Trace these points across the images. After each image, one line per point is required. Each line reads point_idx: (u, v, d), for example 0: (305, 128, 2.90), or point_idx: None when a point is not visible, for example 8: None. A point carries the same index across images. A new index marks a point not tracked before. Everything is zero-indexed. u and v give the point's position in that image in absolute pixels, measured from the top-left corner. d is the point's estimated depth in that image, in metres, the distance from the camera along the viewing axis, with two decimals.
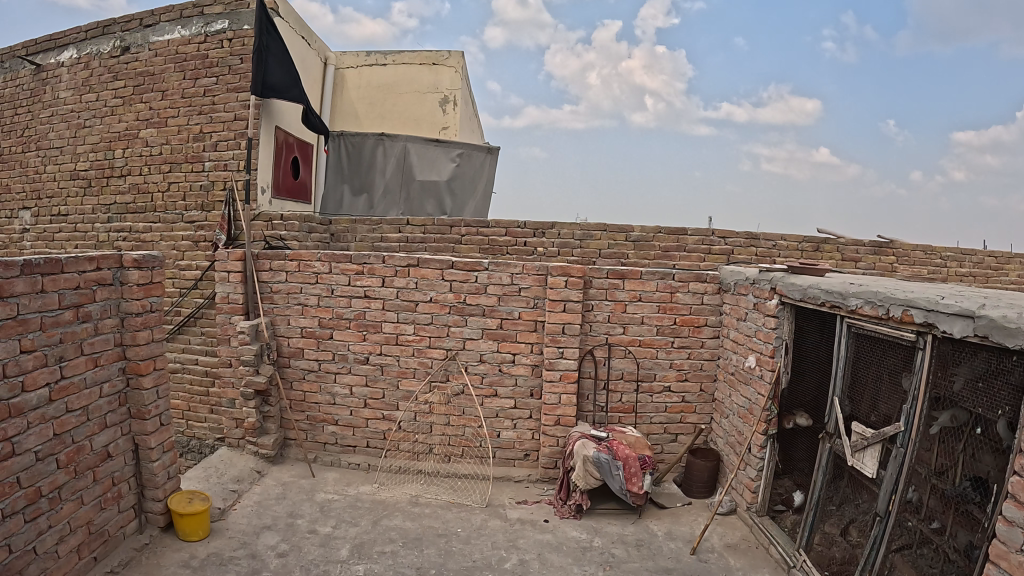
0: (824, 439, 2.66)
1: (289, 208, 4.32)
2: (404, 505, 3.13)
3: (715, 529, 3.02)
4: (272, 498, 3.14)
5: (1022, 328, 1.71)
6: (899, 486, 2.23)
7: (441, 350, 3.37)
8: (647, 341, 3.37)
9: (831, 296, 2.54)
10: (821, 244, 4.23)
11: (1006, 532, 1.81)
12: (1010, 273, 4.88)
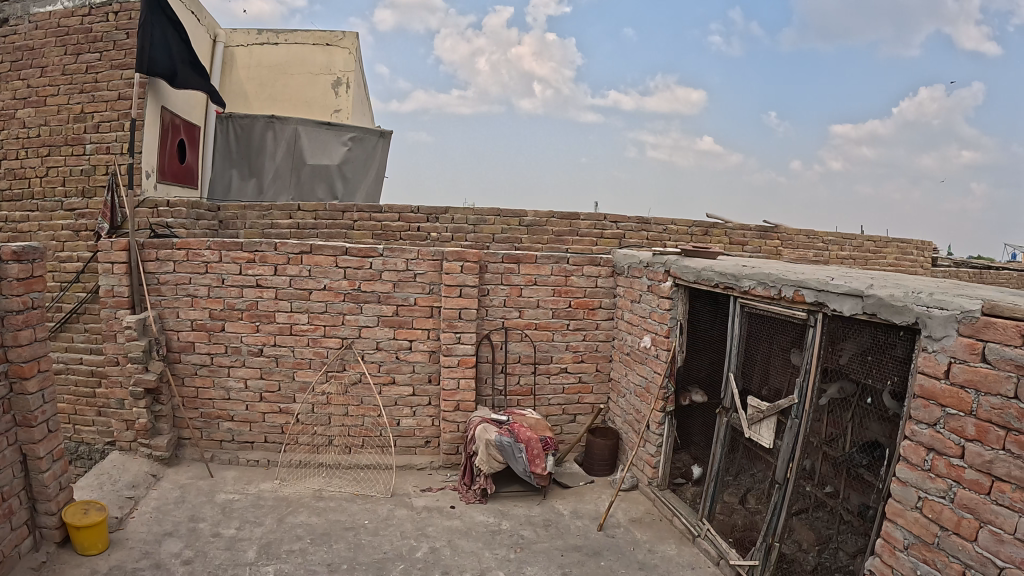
0: (721, 414, 2.74)
1: (175, 193, 4.12)
2: (308, 500, 3.05)
3: (620, 505, 3.08)
4: (171, 503, 3.00)
5: (908, 306, 1.84)
6: (794, 454, 2.31)
7: (337, 339, 3.30)
8: (543, 324, 3.41)
9: (724, 278, 2.62)
10: (710, 229, 4.39)
11: (900, 491, 1.92)
12: (887, 256, 5.21)
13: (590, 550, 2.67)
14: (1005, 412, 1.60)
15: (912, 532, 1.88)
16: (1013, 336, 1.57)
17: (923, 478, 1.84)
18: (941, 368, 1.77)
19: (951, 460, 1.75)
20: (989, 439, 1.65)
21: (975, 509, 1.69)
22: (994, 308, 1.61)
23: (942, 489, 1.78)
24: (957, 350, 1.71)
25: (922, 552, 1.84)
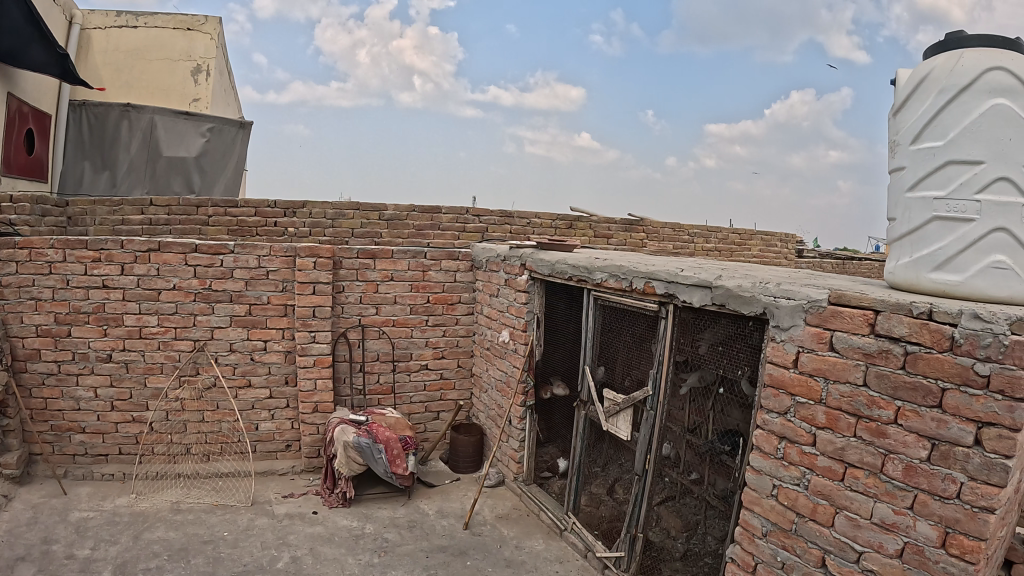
0: (580, 407, 2.80)
1: (22, 187, 3.81)
2: (166, 513, 2.87)
3: (485, 503, 3.08)
4: (22, 524, 2.73)
5: (755, 296, 1.91)
6: (652, 443, 2.37)
7: (188, 341, 3.15)
8: (401, 320, 3.40)
9: (578, 270, 2.67)
10: (575, 223, 4.65)
11: (756, 480, 1.97)
12: (751, 248, 6.14)
13: (460, 550, 2.63)
14: (854, 400, 1.66)
15: (770, 518, 1.93)
16: (860, 325, 1.63)
17: (778, 465, 1.89)
18: (790, 358, 1.83)
19: (805, 449, 1.81)
20: (840, 426, 1.70)
21: (829, 495, 1.74)
22: (839, 298, 1.68)
23: (796, 477, 1.83)
24: (805, 341, 1.77)
25: (781, 539, 1.89)
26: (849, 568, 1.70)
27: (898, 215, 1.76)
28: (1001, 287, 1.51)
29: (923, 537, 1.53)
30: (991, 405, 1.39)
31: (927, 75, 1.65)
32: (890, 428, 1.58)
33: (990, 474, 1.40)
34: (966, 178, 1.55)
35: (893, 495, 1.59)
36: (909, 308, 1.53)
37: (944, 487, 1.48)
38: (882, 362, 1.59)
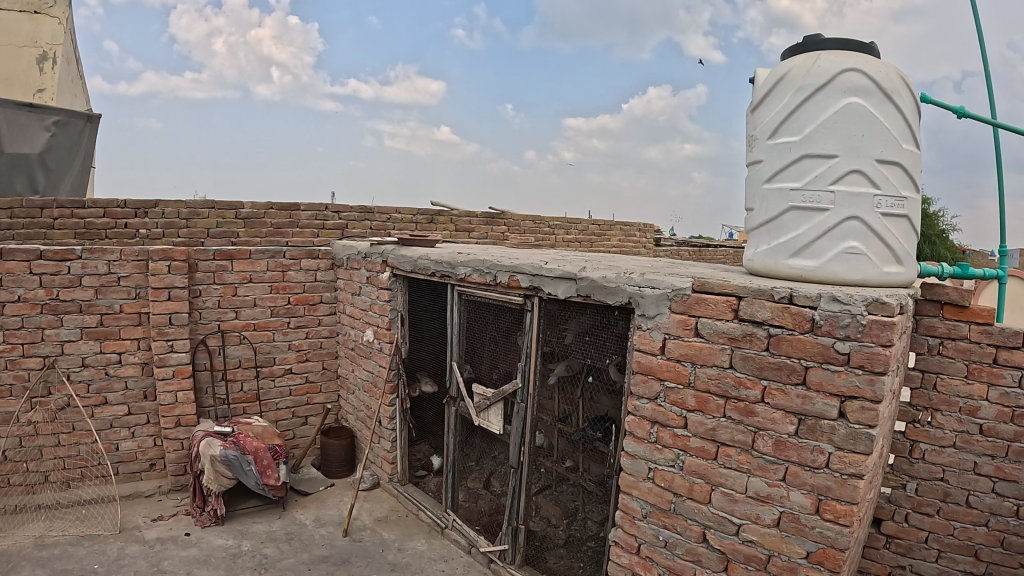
0: (449, 403, 3.22)
1: None
2: (28, 550, 2.74)
3: (364, 506, 3.57)
4: None
5: (620, 287, 2.24)
6: (525, 435, 2.74)
7: (38, 359, 3.26)
8: (265, 324, 4.03)
9: (442, 265, 3.13)
10: (438, 217, 5.85)
11: (631, 465, 2.26)
12: (611, 239, 8.16)
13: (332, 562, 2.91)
14: (722, 381, 1.97)
15: (649, 500, 2.22)
16: (724, 311, 1.95)
17: (651, 449, 2.19)
18: (657, 345, 2.14)
19: (676, 432, 2.11)
20: (710, 408, 2.01)
21: (704, 473, 2.04)
22: (703, 287, 2.00)
23: (671, 459, 2.13)
24: (672, 328, 2.09)
25: (661, 519, 2.18)
26: (729, 540, 2.00)
27: (756, 205, 2.12)
28: (849, 265, 1.91)
29: (798, 505, 1.85)
30: (853, 380, 1.72)
31: (787, 75, 2.00)
32: (759, 407, 1.90)
33: (855, 443, 1.73)
34: (823, 170, 1.91)
35: (765, 469, 1.90)
36: (771, 293, 1.85)
37: (814, 458, 1.80)
38: (747, 345, 1.91)
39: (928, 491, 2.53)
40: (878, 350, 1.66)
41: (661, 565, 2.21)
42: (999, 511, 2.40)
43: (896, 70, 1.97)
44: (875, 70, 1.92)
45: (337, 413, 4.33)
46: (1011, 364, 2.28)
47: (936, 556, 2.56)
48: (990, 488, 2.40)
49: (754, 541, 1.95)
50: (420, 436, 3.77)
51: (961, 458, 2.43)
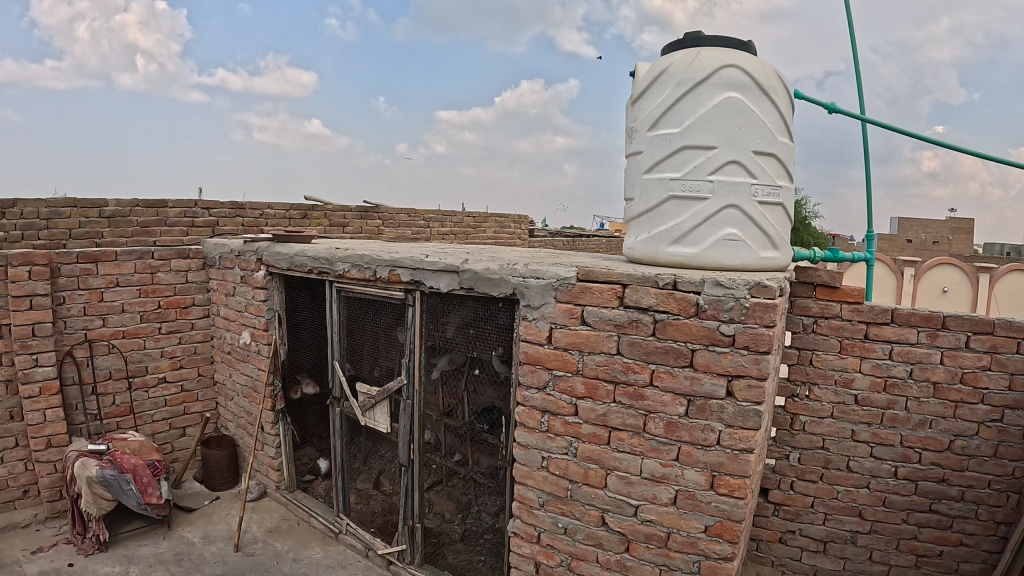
0: (335, 405, 3.78)
1: None
2: None
3: (254, 518, 3.98)
4: None
5: (504, 278, 2.74)
6: (414, 433, 3.35)
7: None
8: (135, 331, 4.14)
9: (320, 262, 3.60)
10: (311, 213, 6.05)
11: (526, 456, 2.82)
12: (486, 228, 8.78)
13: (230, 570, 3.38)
14: (612, 367, 2.50)
15: (545, 490, 2.79)
16: (610, 299, 2.46)
17: (544, 439, 2.74)
18: (543, 334, 2.66)
19: (567, 420, 2.66)
20: (599, 394, 2.54)
21: (597, 459, 2.60)
22: (588, 275, 2.50)
23: (565, 448, 2.69)
24: (559, 317, 2.60)
25: (560, 506, 2.76)
26: (628, 522, 2.58)
27: (640, 193, 2.80)
28: (728, 248, 2.58)
29: (693, 483, 2.42)
30: (738, 360, 2.26)
31: (668, 72, 2.69)
32: (649, 392, 2.44)
33: (744, 419, 2.29)
34: (705, 162, 2.59)
35: (660, 451, 2.46)
36: (655, 280, 2.36)
37: (705, 436, 2.37)
38: (634, 331, 2.43)
39: (810, 460, 3.40)
40: (761, 331, 2.21)
41: (562, 550, 2.79)
42: (877, 473, 3.30)
43: (770, 74, 2.65)
44: (751, 72, 2.60)
45: (215, 422, 4.60)
46: (879, 340, 3.16)
47: (822, 519, 3.46)
48: (869, 452, 3.29)
49: (652, 520, 2.52)
50: (303, 441, 4.18)
51: (839, 426, 3.31)
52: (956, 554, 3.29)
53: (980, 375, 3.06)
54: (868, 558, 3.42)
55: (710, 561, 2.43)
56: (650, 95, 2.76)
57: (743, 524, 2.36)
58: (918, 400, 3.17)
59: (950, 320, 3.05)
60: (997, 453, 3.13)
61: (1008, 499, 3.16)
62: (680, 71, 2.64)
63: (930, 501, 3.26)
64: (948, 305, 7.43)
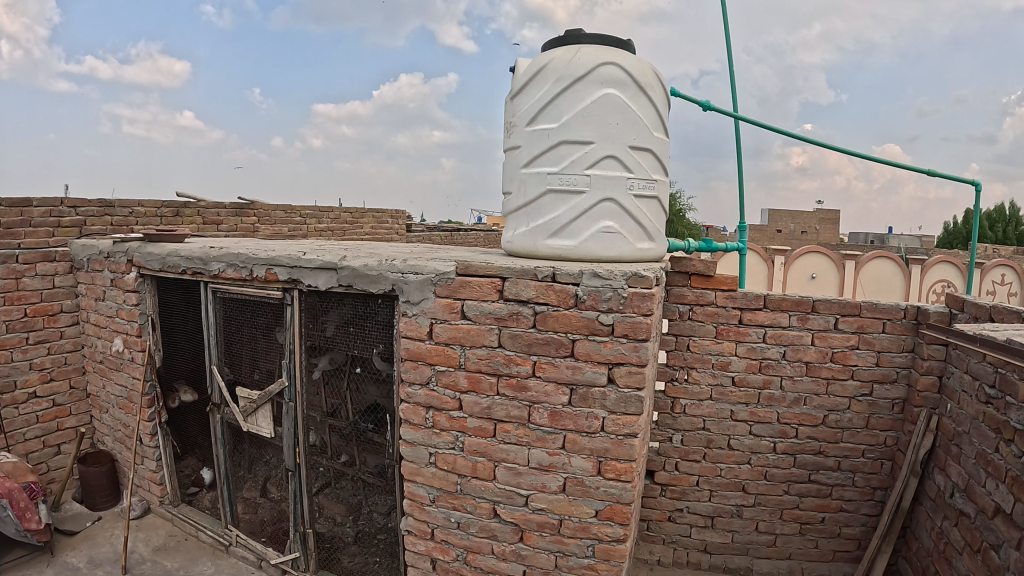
0: (214, 412, 3.62)
1: None
2: None
3: (138, 537, 3.78)
4: None
5: (382, 274, 2.75)
6: (298, 437, 3.24)
7: None
8: (0, 342, 3.84)
9: (194, 262, 3.43)
10: (184, 210, 5.80)
11: (413, 453, 2.80)
12: (364, 225, 8.73)
13: None
14: (493, 360, 2.51)
15: (435, 485, 2.78)
16: (490, 292, 2.48)
17: (430, 435, 2.73)
18: (424, 330, 2.65)
19: (452, 414, 2.66)
20: (483, 387, 2.56)
21: (485, 451, 2.61)
22: (466, 270, 2.53)
23: (451, 442, 2.69)
24: (439, 312, 2.60)
25: (451, 501, 2.75)
26: (520, 511, 2.61)
27: (519, 187, 2.83)
28: (604, 239, 2.67)
29: (580, 469, 2.48)
30: (618, 349, 2.34)
31: (547, 66, 2.72)
32: (532, 382, 2.47)
33: (626, 405, 2.38)
34: (580, 156, 2.64)
35: (545, 440, 2.51)
36: (534, 273, 2.39)
37: (590, 423, 2.43)
38: (514, 323, 2.45)
39: (692, 440, 3.54)
40: (639, 320, 2.30)
41: (457, 545, 2.79)
42: (757, 449, 3.49)
43: (648, 72, 2.75)
44: (629, 69, 2.68)
45: (91, 437, 4.34)
46: (752, 324, 3.35)
47: (708, 496, 3.61)
48: (748, 431, 3.47)
49: (543, 509, 2.57)
50: (185, 451, 4.08)
51: (718, 407, 3.46)
52: (837, 519, 3.53)
53: (849, 353, 3.33)
54: (754, 529, 3.61)
55: (604, 544, 2.53)
56: (529, 89, 2.79)
57: (632, 506, 2.46)
58: (792, 379, 3.39)
59: (819, 304, 3.30)
60: (868, 424, 3.40)
61: (881, 466, 3.44)
62: (560, 67, 2.69)
63: (809, 472, 3.48)
64: (815, 291, 7.95)
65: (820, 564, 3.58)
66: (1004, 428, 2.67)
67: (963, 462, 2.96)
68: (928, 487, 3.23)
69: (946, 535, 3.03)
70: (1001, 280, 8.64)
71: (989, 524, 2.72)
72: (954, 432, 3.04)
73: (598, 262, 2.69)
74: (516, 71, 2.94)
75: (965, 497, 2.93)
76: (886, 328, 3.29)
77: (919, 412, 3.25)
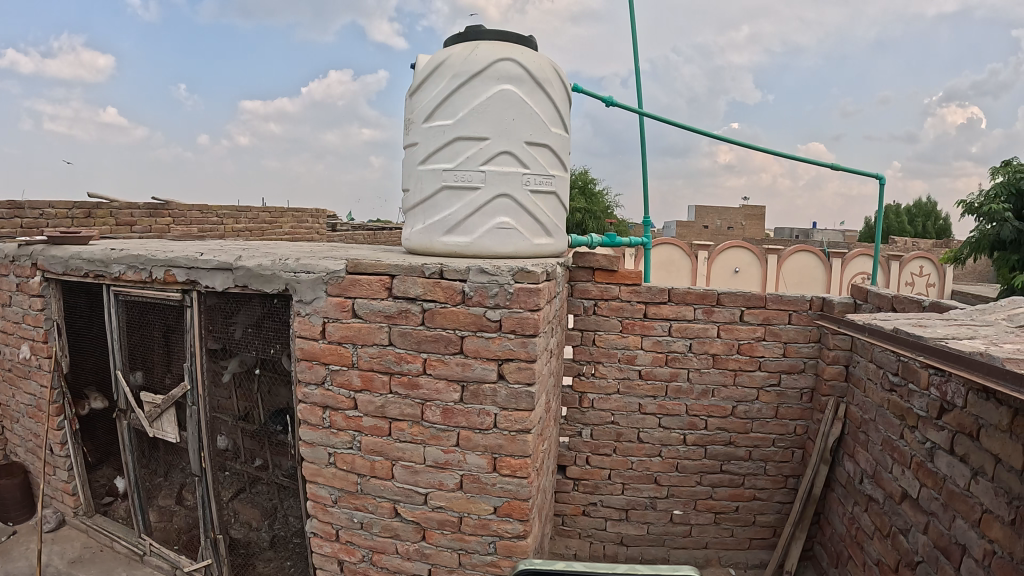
0: (120, 418, 3.40)
1: None
2: None
3: (53, 550, 3.59)
4: None
5: (276, 274, 2.58)
6: (204, 440, 3.03)
7: None
8: None
9: (95, 265, 3.17)
10: (95, 210, 5.58)
11: (312, 453, 2.62)
12: (283, 225, 8.61)
13: None
14: (384, 358, 2.44)
15: (335, 486, 2.61)
16: (379, 290, 2.41)
17: (327, 435, 2.57)
18: (317, 329, 2.52)
19: (348, 413, 2.53)
20: (376, 386, 2.46)
21: (382, 450, 2.50)
22: (356, 268, 2.44)
23: (349, 442, 2.55)
24: (331, 311, 2.49)
25: (352, 501, 2.60)
26: (420, 510, 2.50)
27: (416, 183, 2.77)
28: (500, 236, 2.63)
29: (475, 466, 2.41)
30: (506, 344, 2.30)
31: (445, 62, 2.65)
32: (422, 379, 2.41)
33: (517, 401, 2.33)
34: (474, 153, 2.60)
35: (439, 438, 2.43)
36: (422, 270, 2.35)
37: (483, 420, 2.37)
38: (403, 321, 2.40)
39: (601, 434, 3.55)
40: (526, 315, 2.27)
41: (362, 545, 2.63)
42: (667, 441, 3.53)
43: (544, 67, 2.72)
44: (526, 65, 2.64)
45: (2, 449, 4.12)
46: (657, 318, 3.40)
47: (620, 489, 3.62)
48: (657, 424, 3.52)
49: (443, 507, 2.48)
50: (99, 460, 3.83)
51: (625, 401, 3.49)
52: (750, 508, 3.61)
53: (755, 345, 3.41)
54: (669, 520, 3.63)
55: (505, 541, 2.45)
56: (427, 85, 2.71)
57: (530, 501, 2.40)
58: (698, 371, 3.45)
59: (724, 297, 3.36)
60: (778, 414, 3.49)
61: (792, 455, 3.53)
62: (457, 63, 2.62)
63: (720, 462, 3.55)
64: (740, 283, 8.12)
65: (737, 553, 3.64)
66: (908, 415, 2.77)
67: (870, 449, 3.07)
68: (838, 474, 3.36)
69: (857, 520, 3.14)
70: (920, 272, 9.02)
71: (896, 509, 2.83)
72: (861, 420, 3.16)
73: (493, 258, 2.66)
74: (417, 65, 2.84)
75: (873, 483, 3.04)
76: (792, 319, 3.38)
77: (826, 401, 3.36)
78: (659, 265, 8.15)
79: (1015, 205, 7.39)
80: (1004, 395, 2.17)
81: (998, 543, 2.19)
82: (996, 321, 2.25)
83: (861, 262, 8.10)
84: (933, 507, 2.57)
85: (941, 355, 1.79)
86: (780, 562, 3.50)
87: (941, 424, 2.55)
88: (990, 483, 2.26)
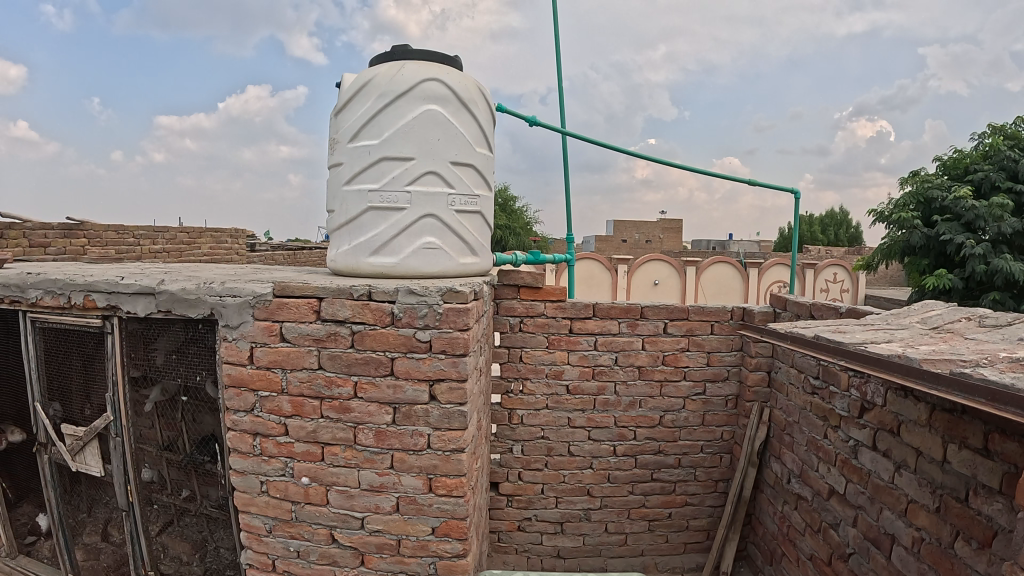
0: (40, 453, 3.23)
1: None
2: None
3: None
4: None
5: (201, 298, 2.50)
6: (129, 474, 2.93)
7: None
8: None
9: (9, 289, 2.98)
10: (8, 230, 5.32)
11: (243, 482, 2.54)
12: (202, 245, 8.39)
13: None
14: (314, 382, 2.39)
15: (270, 515, 2.54)
16: (308, 312, 2.37)
17: (258, 463, 2.50)
18: (244, 354, 2.45)
19: (279, 440, 2.47)
20: (306, 411, 2.41)
21: (315, 476, 2.45)
22: (283, 291, 2.38)
23: (280, 469, 2.48)
24: (258, 336, 2.43)
25: (287, 529, 2.53)
26: (357, 535, 2.46)
27: (340, 203, 2.74)
28: (426, 256, 2.64)
29: (411, 488, 2.39)
30: (437, 365, 2.31)
31: (371, 81, 2.63)
32: (354, 403, 2.38)
33: (450, 421, 2.34)
34: (401, 173, 2.59)
35: (374, 461, 2.40)
36: (350, 292, 2.32)
37: (416, 441, 2.36)
38: (332, 344, 2.36)
39: (533, 449, 3.57)
40: (456, 334, 2.29)
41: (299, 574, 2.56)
42: (597, 453, 3.57)
43: (469, 88, 2.75)
44: (451, 85, 2.67)
45: None
46: (583, 333, 3.45)
47: (554, 502, 3.63)
48: (587, 436, 3.56)
49: (380, 530, 2.45)
50: (19, 497, 3.66)
51: (555, 415, 3.53)
52: (683, 513, 3.68)
53: (680, 355, 3.49)
54: (604, 530, 3.67)
55: (445, 561, 2.45)
56: (352, 105, 2.68)
57: (467, 520, 2.41)
58: (626, 383, 3.51)
59: (648, 310, 3.44)
60: (704, 421, 3.58)
61: (720, 460, 3.64)
62: (383, 83, 2.61)
63: (651, 471, 3.61)
64: (659, 296, 8.35)
65: (672, 557, 3.71)
66: (830, 416, 2.88)
67: (796, 449, 3.19)
68: (766, 474, 3.48)
69: (788, 518, 3.24)
70: (834, 279, 9.51)
71: (825, 505, 2.93)
72: (785, 422, 3.27)
73: (420, 278, 2.66)
74: (341, 84, 2.82)
75: (800, 482, 3.14)
76: (715, 329, 3.49)
77: (751, 407, 3.48)
78: (580, 281, 8.28)
79: (923, 213, 7.84)
80: (921, 392, 2.29)
81: (926, 530, 2.28)
82: (911, 324, 2.37)
83: (778, 271, 8.43)
84: (860, 500, 2.68)
85: (859, 358, 1.87)
86: (716, 563, 3.58)
87: (863, 422, 2.67)
88: (913, 475, 2.36)
